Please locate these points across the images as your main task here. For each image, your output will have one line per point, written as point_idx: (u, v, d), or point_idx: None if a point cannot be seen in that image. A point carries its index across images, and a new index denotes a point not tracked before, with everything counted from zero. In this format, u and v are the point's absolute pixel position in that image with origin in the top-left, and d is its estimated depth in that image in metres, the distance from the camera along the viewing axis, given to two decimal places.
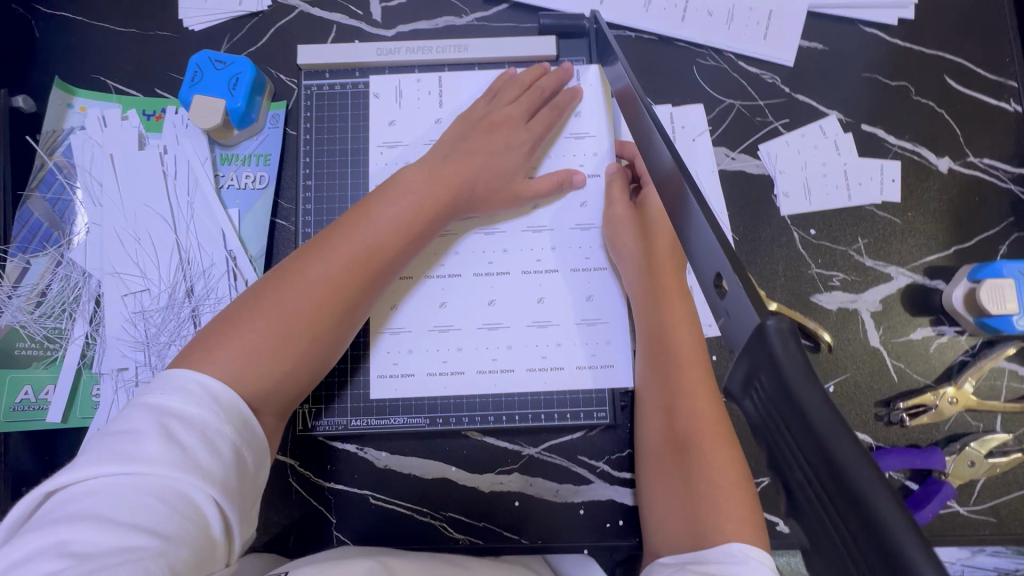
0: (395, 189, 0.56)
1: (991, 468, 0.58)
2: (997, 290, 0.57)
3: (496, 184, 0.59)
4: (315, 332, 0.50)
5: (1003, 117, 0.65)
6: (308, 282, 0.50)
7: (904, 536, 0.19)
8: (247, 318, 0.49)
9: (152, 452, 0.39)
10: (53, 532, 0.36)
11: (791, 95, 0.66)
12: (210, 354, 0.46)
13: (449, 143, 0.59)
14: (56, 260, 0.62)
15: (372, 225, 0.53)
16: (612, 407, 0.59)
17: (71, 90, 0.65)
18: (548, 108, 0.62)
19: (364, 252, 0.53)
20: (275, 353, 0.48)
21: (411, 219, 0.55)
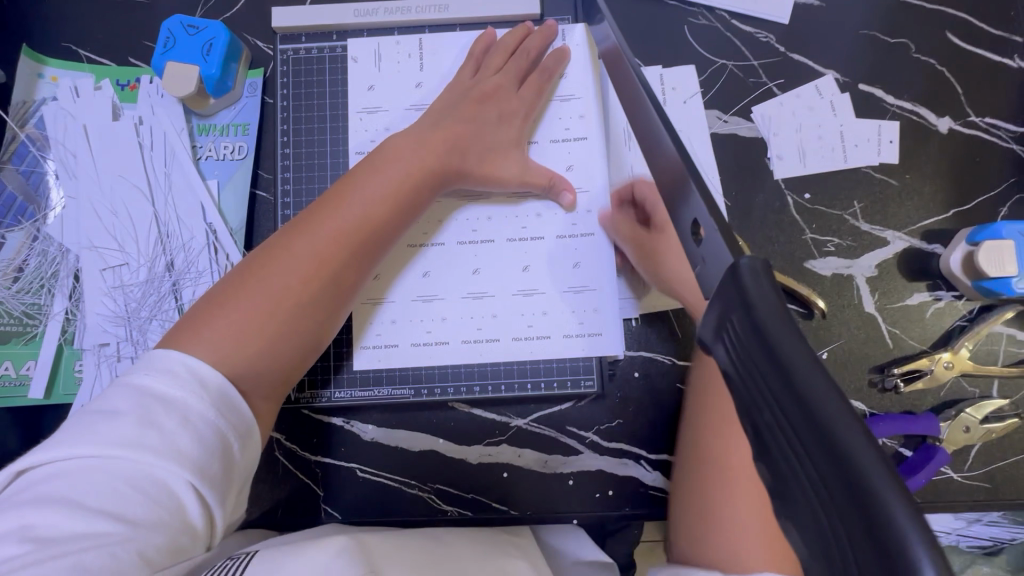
0: (381, 160, 0.53)
1: (986, 434, 0.57)
2: (996, 252, 0.56)
3: (492, 157, 0.57)
4: (305, 311, 0.49)
5: (1007, 74, 0.63)
6: (296, 260, 0.49)
7: (892, 502, 0.17)
8: (233, 299, 0.47)
9: (124, 435, 0.38)
10: (17, 515, 0.36)
11: (786, 54, 0.64)
12: (196, 335, 0.45)
13: (440, 111, 0.56)
14: (32, 235, 0.61)
15: (358, 197, 0.51)
16: (599, 375, 0.58)
17: (41, 59, 0.63)
18: (536, 71, 0.60)
19: (350, 227, 0.50)
20: (265, 332, 0.47)
21: (397, 190, 0.52)
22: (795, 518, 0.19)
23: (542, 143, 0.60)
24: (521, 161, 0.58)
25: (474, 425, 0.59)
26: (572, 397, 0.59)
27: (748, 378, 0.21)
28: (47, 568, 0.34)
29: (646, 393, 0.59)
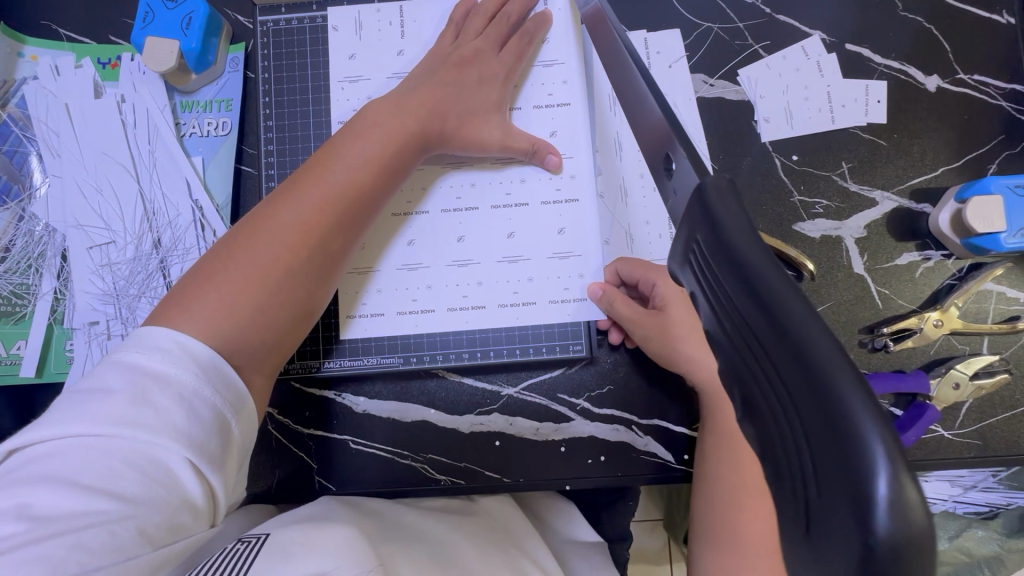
0: (362, 126, 0.53)
1: (976, 391, 0.57)
2: (982, 207, 0.55)
3: (473, 120, 0.56)
4: (295, 281, 0.49)
5: (995, 30, 0.62)
6: (282, 230, 0.48)
7: (851, 397, 0.16)
8: (220, 271, 0.47)
9: (119, 413, 0.38)
10: (13, 495, 0.36)
11: (772, 15, 0.63)
12: (185, 309, 0.45)
13: (419, 77, 0.56)
14: (17, 215, 0.61)
15: (340, 164, 0.51)
16: (588, 339, 0.58)
17: (20, 38, 0.62)
18: (518, 36, 0.59)
19: (335, 193, 0.50)
20: (254, 301, 0.47)
21: (382, 155, 0.52)
22: (763, 442, 0.19)
23: (525, 109, 0.60)
24: (505, 129, 0.57)
25: (464, 393, 0.60)
26: (561, 364, 0.60)
27: (716, 300, 0.21)
28: (49, 547, 0.34)
29: (636, 358, 0.59)
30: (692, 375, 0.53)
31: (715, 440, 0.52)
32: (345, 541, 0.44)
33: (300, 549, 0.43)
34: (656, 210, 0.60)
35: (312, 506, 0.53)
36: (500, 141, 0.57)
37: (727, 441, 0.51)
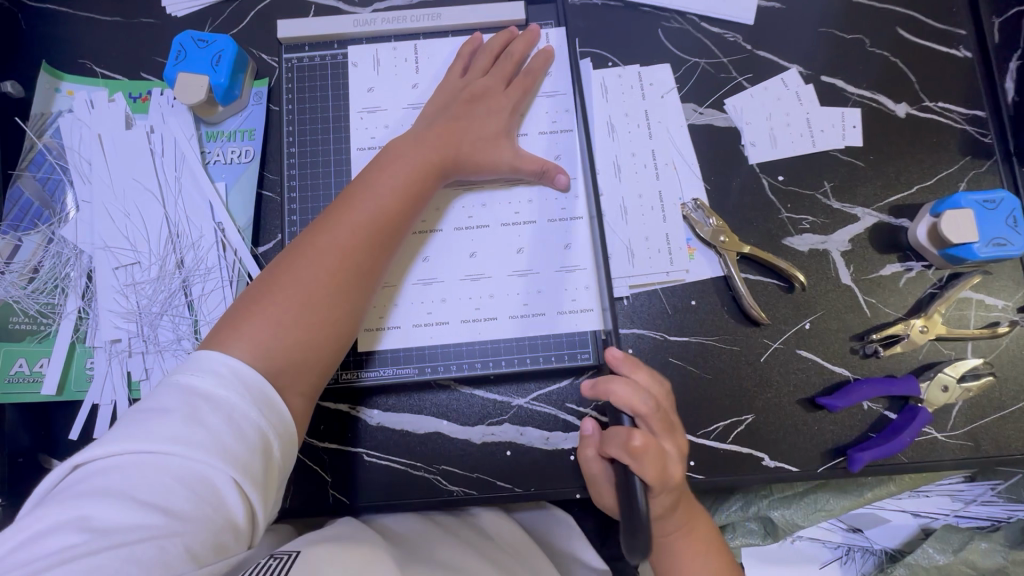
0: (387, 160, 0.57)
1: (964, 393, 0.60)
2: (956, 220, 0.59)
3: (483, 146, 0.60)
4: (335, 302, 0.52)
5: (955, 62, 0.68)
6: (321, 258, 0.52)
7: None
8: (267, 297, 0.50)
9: (173, 431, 0.41)
10: (72, 508, 0.38)
11: (753, 51, 0.69)
12: (237, 333, 0.48)
13: (434, 111, 0.62)
14: (46, 237, 0.63)
15: (367, 197, 0.55)
16: (595, 347, 0.61)
17: (59, 75, 0.67)
18: (522, 75, 0.64)
19: (366, 222, 0.54)
20: (298, 321, 0.50)
21: (408, 184, 0.56)
22: None
23: (532, 136, 0.65)
24: (514, 154, 0.61)
25: (476, 404, 0.62)
26: (569, 373, 0.62)
27: None
28: (103, 559, 0.36)
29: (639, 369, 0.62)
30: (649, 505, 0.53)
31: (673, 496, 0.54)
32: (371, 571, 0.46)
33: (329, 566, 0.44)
34: (654, 227, 0.64)
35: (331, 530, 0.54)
36: (510, 164, 0.61)
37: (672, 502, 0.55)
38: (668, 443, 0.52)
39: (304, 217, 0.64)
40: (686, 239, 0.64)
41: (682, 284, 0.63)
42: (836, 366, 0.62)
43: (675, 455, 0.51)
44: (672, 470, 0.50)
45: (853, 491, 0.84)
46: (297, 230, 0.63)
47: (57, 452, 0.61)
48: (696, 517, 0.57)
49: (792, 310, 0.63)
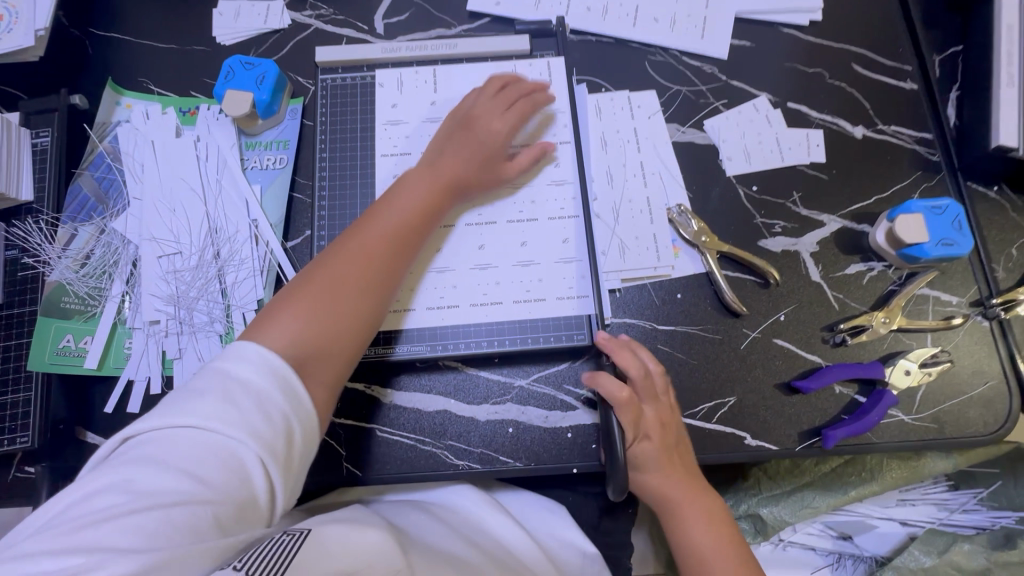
0: (405, 184, 0.65)
1: (926, 377, 0.67)
2: (908, 224, 0.67)
3: (485, 171, 0.68)
4: (358, 303, 0.58)
5: (903, 93, 0.78)
6: (352, 258, 0.59)
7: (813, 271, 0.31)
8: (297, 295, 0.56)
9: (209, 409, 0.46)
10: (120, 473, 0.43)
11: (727, 80, 0.79)
12: (273, 324, 0.54)
13: (442, 138, 0.69)
14: (100, 229, 0.71)
15: (391, 210, 0.63)
16: (590, 328, 0.67)
17: (120, 91, 0.76)
18: (522, 101, 0.71)
19: (388, 236, 0.61)
20: (325, 317, 0.56)
21: (422, 204, 0.64)
22: None
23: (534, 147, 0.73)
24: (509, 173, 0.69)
25: (481, 384, 0.68)
26: (567, 357, 0.68)
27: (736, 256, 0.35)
28: (142, 519, 0.41)
29: None
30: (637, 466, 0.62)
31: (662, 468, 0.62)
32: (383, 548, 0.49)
33: (337, 548, 0.46)
34: (643, 228, 0.72)
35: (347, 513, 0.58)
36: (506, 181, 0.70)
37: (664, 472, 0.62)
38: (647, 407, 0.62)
39: (331, 213, 0.71)
40: (672, 239, 0.71)
41: (669, 280, 0.71)
42: (809, 353, 0.68)
43: (652, 417, 0.62)
44: (644, 428, 0.61)
45: (837, 489, 0.87)
46: (324, 224, 0.71)
47: (93, 424, 0.66)
48: (699, 489, 0.63)
49: (768, 304, 0.70)
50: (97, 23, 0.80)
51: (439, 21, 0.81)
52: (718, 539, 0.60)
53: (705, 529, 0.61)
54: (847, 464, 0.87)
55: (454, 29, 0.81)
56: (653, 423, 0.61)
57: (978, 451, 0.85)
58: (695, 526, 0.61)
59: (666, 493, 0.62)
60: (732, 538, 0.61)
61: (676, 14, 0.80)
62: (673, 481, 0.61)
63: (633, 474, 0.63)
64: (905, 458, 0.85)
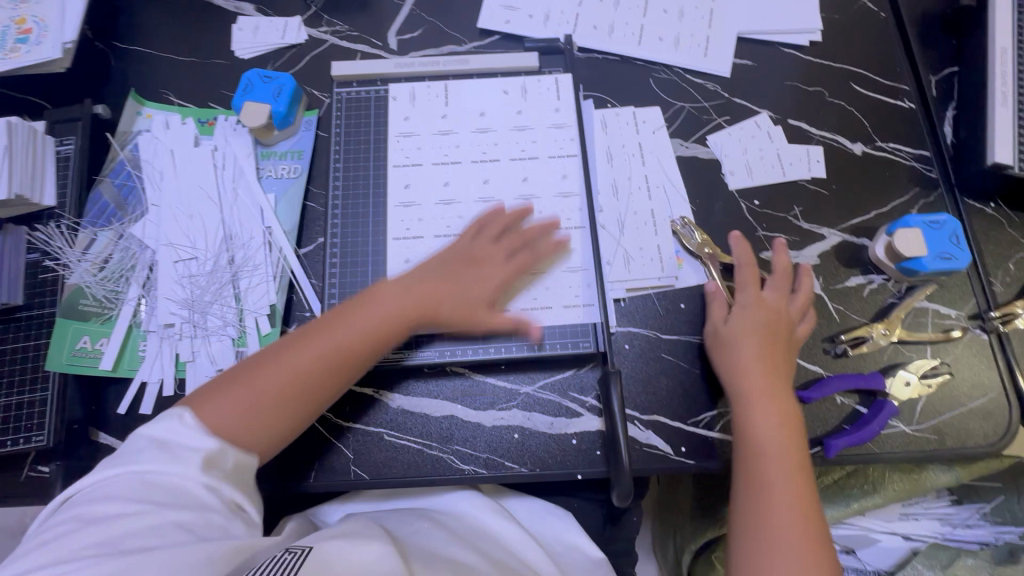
0: (373, 300, 0.64)
1: (925, 388, 0.68)
2: (906, 238, 0.68)
3: (460, 303, 0.66)
4: (279, 410, 0.58)
5: (901, 111, 0.81)
6: (295, 361, 0.59)
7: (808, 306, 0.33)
8: (232, 387, 0.57)
9: (145, 453, 0.51)
10: (73, 516, 0.48)
11: (729, 98, 0.81)
12: (203, 407, 0.56)
13: (434, 264, 0.68)
14: (118, 234, 0.73)
15: (354, 320, 0.62)
16: (595, 336, 0.69)
17: (141, 102, 0.79)
18: (525, 249, 0.70)
19: (332, 354, 0.60)
20: (246, 417, 0.56)
21: (381, 331, 0.62)
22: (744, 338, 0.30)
23: (543, 160, 0.76)
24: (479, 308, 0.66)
25: (487, 390, 0.69)
26: (572, 364, 0.70)
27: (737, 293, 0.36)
28: (107, 541, 0.46)
29: (636, 362, 0.70)
30: (739, 335, 0.66)
31: (765, 354, 0.65)
32: (383, 556, 0.50)
33: (339, 563, 0.48)
34: (648, 238, 0.73)
35: (352, 523, 0.58)
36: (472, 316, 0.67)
37: (767, 356, 0.65)
38: (772, 287, 0.69)
39: (344, 221, 0.73)
40: (675, 250, 0.73)
41: (672, 290, 0.72)
42: (810, 363, 0.69)
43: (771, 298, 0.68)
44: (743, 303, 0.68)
45: (840, 501, 0.88)
46: (337, 232, 0.73)
47: (105, 424, 0.67)
48: (783, 389, 0.64)
49: None
50: (120, 37, 0.83)
51: (450, 38, 0.84)
52: (783, 441, 0.61)
53: (781, 423, 0.62)
54: (849, 476, 0.87)
55: (465, 46, 0.84)
56: (774, 300, 0.68)
57: (980, 465, 0.85)
58: (765, 423, 0.62)
59: (745, 378, 0.64)
60: (795, 440, 0.61)
61: (680, 34, 0.83)
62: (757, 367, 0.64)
63: (729, 344, 0.66)
64: (906, 471, 0.85)
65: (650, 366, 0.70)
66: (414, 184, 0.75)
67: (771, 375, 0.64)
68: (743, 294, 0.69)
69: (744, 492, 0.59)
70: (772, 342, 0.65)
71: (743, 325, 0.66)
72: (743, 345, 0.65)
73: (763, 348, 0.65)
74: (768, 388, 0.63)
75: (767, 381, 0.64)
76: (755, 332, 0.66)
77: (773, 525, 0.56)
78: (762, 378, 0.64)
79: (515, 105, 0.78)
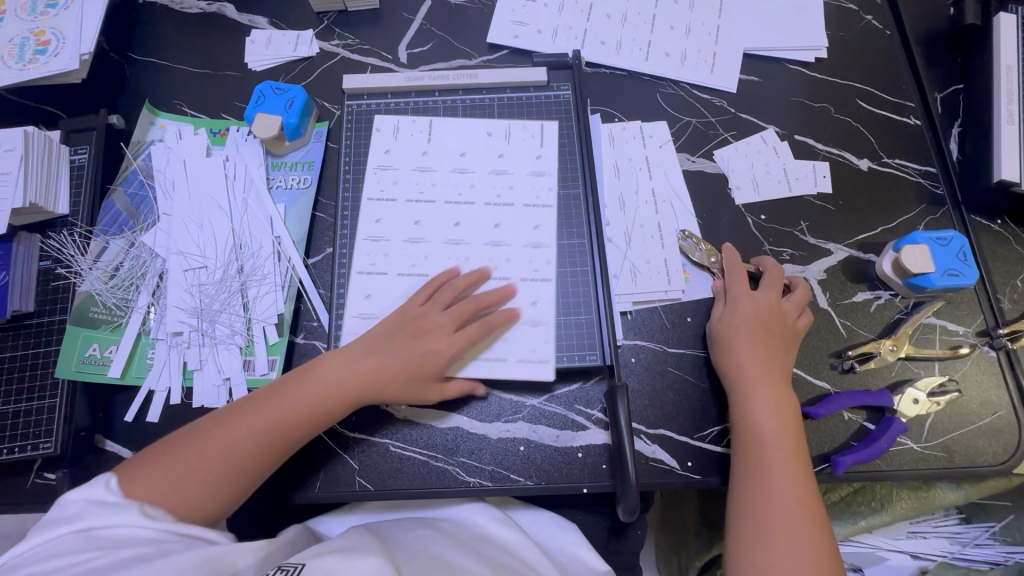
0: (310, 377, 0.63)
1: (934, 406, 0.68)
2: (914, 255, 0.69)
3: (405, 380, 0.63)
4: (215, 485, 0.57)
5: (907, 128, 0.81)
6: (229, 438, 0.58)
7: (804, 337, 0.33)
8: (169, 459, 0.57)
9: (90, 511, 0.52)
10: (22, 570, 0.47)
11: (736, 113, 0.82)
12: (140, 479, 0.56)
13: (380, 336, 0.65)
14: (129, 242, 0.74)
15: (288, 399, 0.61)
16: (601, 349, 0.69)
17: (155, 112, 0.80)
18: (478, 322, 0.66)
19: (265, 432, 0.59)
20: (182, 489, 0.56)
21: (317, 408, 0.61)
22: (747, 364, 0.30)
23: (516, 207, 0.74)
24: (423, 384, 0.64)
25: (493, 402, 0.69)
26: (578, 377, 0.70)
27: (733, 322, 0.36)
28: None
29: (643, 376, 0.70)
30: (737, 331, 0.66)
31: (758, 350, 0.65)
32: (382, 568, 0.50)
33: None
34: (654, 252, 0.74)
35: (356, 534, 0.58)
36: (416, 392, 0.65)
37: (760, 352, 0.65)
38: (764, 288, 0.69)
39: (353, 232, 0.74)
40: (682, 263, 0.73)
41: (679, 304, 0.72)
42: (817, 379, 0.69)
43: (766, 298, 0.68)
44: (738, 294, 0.69)
45: (847, 519, 0.87)
46: (346, 242, 0.73)
47: (112, 432, 0.68)
48: (779, 383, 0.64)
49: None
50: (135, 49, 0.85)
51: (460, 52, 0.85)
52: (779, 427, 0.61)
53: (779, 416, 0.62)
54: (856, 493, 0.87)
55: (475, 60, 0.85)
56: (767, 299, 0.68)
57: (990, 483, 0.84)
58: (761, 407, 0.62)
59: (741, 366, 0.64)
60: (793, 430, 0.61)
61: (687, 50, 0.84)
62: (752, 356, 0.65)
63: (723, 341, 0.67)
64: (914, 488, 0.84)
65: (655, 380, 0.69)
66: (388, 219, 0.74)
67: (765, 370, 0.64)
68: (737, 290, 0.69)
69: (743, 485, 0.59)
70: (767, 340, 0.66)
71: (739, 321, 0.67)
72: (738, 342, 0.66)
73: (757, 343, 0.65)
74: (767, 379, 0.64)
75: (764, 375, 0.64)
76: (747, 328, 0.66)
77: (771, 507, 0.57)
78: (759, 373, 0.64)
79: (497, 148, 0.77)
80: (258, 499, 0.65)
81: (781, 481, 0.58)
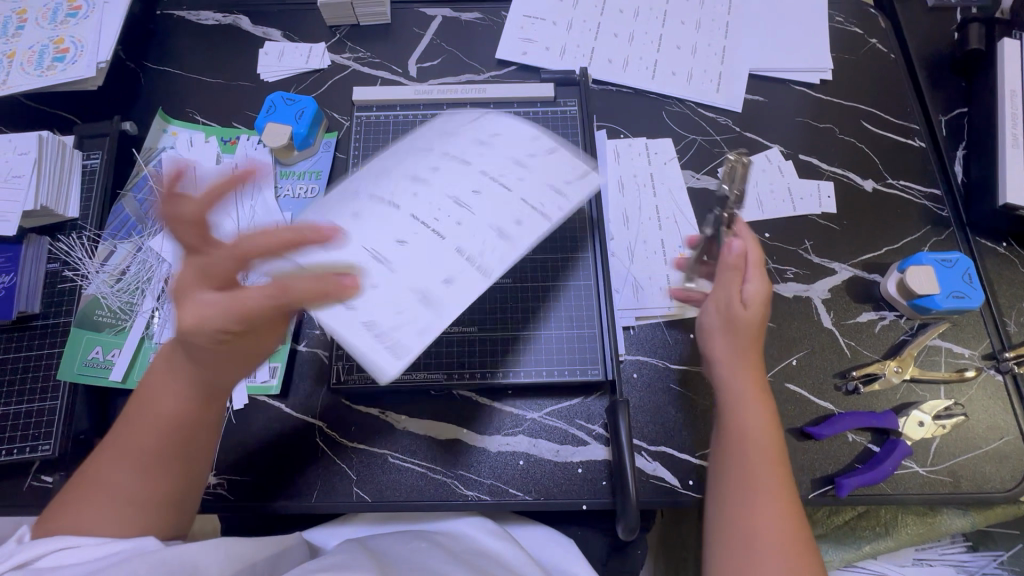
0: (157, 372, 0.55)
1: (940, 429, 0.67)
2: (918, 276, 0.68)
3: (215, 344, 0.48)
4: (137, 501, 0.51)
5: (911, 150, 0.81)
6: (120, 455, 0.52)
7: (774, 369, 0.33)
8: (76, 498, 0.51)
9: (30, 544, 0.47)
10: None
11: (741, 132, 0.82)
12: (60, 521, 0.50)
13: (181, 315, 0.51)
14: (137, 246, 0.74)
15: (151, 399, 0.54)
16: (604, 364, 0.68)
17: (168, 120, 0.82)
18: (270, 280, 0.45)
19: (148, 437, 0.53)
20: (110, 514, 0.50)
21: (179, 389, 0.54)
22: None
23: (506, 211, 0.56)
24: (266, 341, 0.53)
25: (494, 414, 0.68)
26: (580, 392, 0.69)
27: None
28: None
29: (645, 392, 0.69)
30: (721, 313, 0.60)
31: (728, 333, 0.59)
32: None
33: None
34: (657, 267, 0.74)
35: (349, 549, 0.57)
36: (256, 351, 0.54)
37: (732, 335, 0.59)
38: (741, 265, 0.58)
39: None
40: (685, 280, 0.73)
41: (683, 320, 0.72)
42: (821, 398, 0.69)
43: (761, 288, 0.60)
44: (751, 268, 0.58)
45: (851, 543, 0.85)
46: None
47: None
48: (753, 364, 0.59)
49: (780, 347, 0.71)
50: (151, 58, 0.87)
51: (469, 67, 0.86)
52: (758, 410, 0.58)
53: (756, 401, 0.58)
54: (861, 517, 0.85)
55: (483, 75, 0.86)
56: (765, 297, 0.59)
57: (999, 510, 0.83)
58: (740, 397, 0.58)
59: (718, 360, 0.60)
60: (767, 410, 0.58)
61: (692, 69, 0.85)
62: (734, 355, 0.59)
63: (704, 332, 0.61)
64: (921, 513, 0.83)
65: (658, 397, 0.69)
66: (375, 181, 0.57)
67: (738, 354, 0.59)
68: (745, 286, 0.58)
69: (733, 474, 0.56)
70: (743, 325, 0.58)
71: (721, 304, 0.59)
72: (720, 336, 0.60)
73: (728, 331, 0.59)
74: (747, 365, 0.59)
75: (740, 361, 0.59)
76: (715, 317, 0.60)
77: (762, 509, 0.53)
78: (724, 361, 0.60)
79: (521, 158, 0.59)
80: (254, 508, 0.65)
81: (762, 494, 0.54)
